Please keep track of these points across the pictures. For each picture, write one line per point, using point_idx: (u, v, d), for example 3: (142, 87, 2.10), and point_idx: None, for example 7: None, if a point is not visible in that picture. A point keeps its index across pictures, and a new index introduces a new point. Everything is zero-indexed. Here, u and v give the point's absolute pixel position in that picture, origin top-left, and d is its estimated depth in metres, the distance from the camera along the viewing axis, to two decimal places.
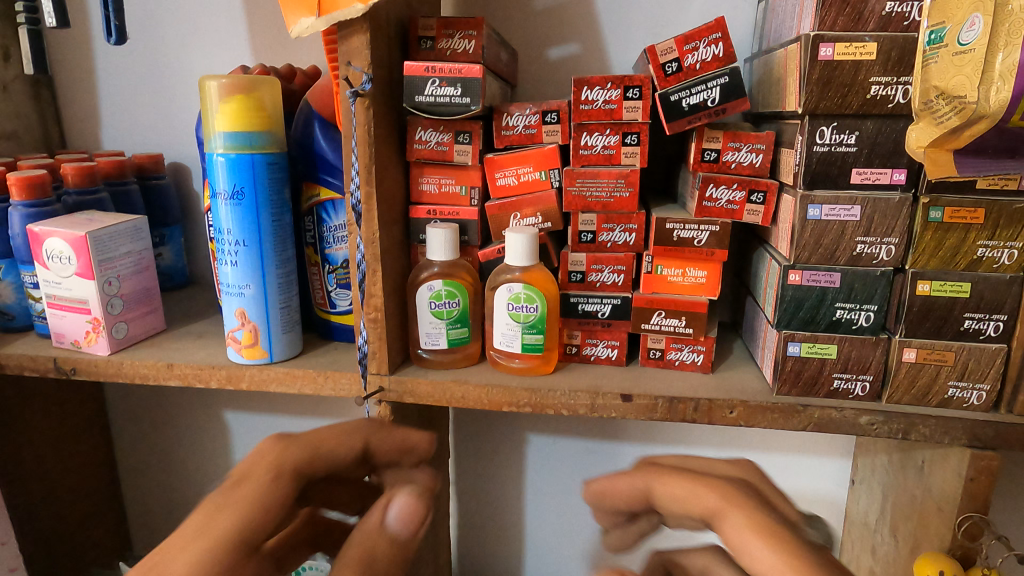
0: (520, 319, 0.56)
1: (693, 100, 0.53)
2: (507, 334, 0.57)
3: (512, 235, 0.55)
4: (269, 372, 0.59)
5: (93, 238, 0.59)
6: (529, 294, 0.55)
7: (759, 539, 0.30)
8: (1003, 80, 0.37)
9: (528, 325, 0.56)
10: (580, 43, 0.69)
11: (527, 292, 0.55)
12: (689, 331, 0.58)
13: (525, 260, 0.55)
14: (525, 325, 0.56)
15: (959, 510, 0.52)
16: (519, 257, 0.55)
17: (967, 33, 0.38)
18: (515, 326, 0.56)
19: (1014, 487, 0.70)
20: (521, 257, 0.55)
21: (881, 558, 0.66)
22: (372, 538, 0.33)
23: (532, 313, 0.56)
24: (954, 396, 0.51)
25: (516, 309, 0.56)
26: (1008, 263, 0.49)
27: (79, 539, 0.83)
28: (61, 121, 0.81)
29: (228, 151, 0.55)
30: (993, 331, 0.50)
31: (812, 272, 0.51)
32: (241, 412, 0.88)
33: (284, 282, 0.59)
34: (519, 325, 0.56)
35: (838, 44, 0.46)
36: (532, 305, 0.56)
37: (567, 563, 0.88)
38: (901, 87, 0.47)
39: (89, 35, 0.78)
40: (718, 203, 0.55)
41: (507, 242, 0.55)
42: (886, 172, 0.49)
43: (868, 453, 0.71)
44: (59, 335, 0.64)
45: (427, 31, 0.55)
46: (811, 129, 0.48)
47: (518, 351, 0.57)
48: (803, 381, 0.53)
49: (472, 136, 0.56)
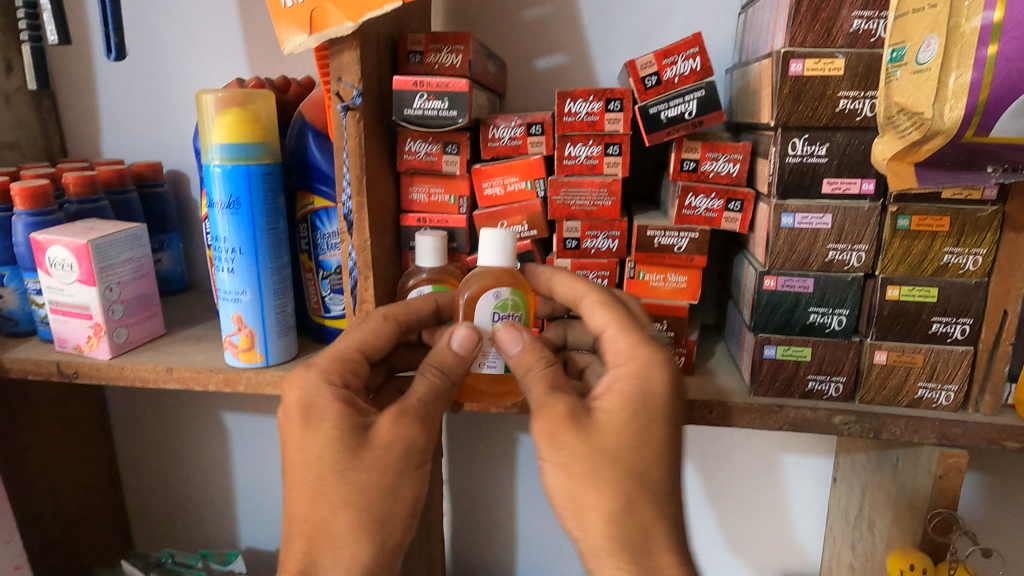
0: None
1: (671, 112, 0.55)
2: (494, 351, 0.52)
3: (492, 234, 0.51)
4: (264, 375, 0.61)
5: (94, 246, 0.61)
6: (515, 301, 0.51)
7: (601, 309, 0.50)
8: (956, 98, 0.39)
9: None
10: (567, 54, 0.71)
11: (514, 299, 0.51)
12: (671, 335, 0.60)
13: (500, 262, 0.51)
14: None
15: (930, 507, 0.54)
16: (494, 261, 0.51)
17: (923, 53, 0.40)
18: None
19: (989, 484, 0.72)
20: (495, 263, 0.51)
21: (860, 553, 0.68)
22: (441, 353, 0.49)
23: (518, 321, 0.52)
24: (923, 396, 0.54)
25: (504, 319, 0.51)
26: (973, 269, 0.51)
27: (81, 537, 0.86)
28: (61, 130, 0.83)
29: (225, 162, 0.57)
30: (960, 334, 0.52)
31: (786, 277, 0.53)
32: (239, 414, 0.90)
33: (279, 288, 0.61)
34: None
35: (808, 60, 0.48)
36: (519, 313, 0.51)
37: (557, 558, 0.90)
38: (868, 101, 0.49)
39: (89, 47, 0.80)
40: (697, 211, 0.57)
41: (484, 243, 0.52)
42: (856, 182, 0.51)
43: (848, 450, 0.73)
44: (62, 340, 0.66)
45: (416, 46, 0.57)
46: (784, 141, 0.50)
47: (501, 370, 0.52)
48: (779, 382, 0.55)
49: (459, 147, 0.58)
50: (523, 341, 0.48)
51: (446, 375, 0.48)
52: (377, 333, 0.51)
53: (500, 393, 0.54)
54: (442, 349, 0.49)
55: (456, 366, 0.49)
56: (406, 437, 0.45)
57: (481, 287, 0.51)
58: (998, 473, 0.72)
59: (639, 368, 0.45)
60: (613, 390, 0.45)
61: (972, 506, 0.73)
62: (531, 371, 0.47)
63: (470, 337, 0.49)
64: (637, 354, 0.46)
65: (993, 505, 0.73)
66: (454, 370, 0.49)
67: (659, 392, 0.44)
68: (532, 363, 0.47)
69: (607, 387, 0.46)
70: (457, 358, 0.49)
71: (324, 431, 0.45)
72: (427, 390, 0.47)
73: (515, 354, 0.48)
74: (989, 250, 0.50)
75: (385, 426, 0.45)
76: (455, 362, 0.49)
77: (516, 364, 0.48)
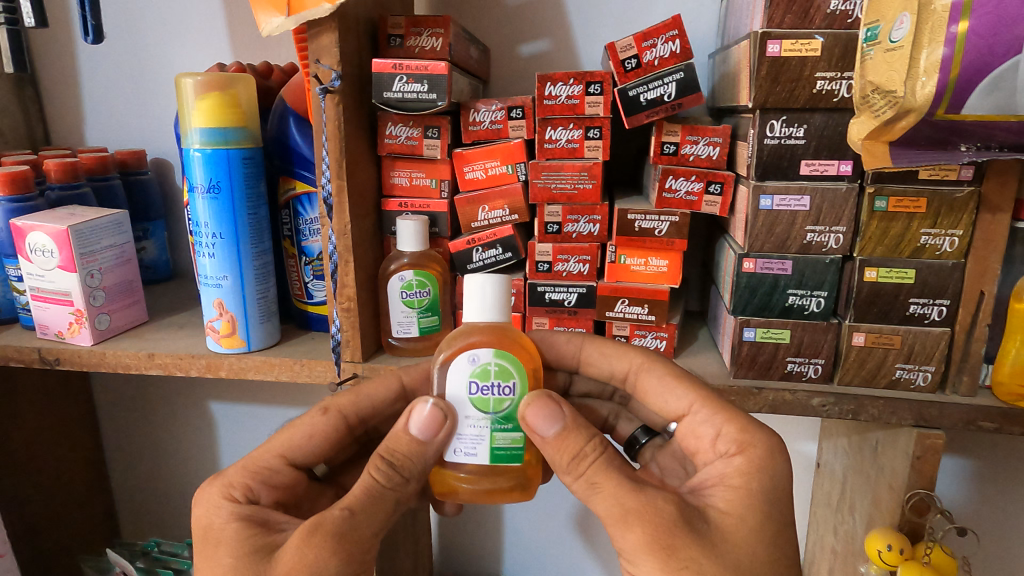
0: (488, 406, 0.44)
1: (651, 95, 0.55)
2: (471, 436, 0.45)
3: (478, 279, 0.46)
4: (246, 361, 0.61)
5: (75, 232, 0.61)
6: (500, 368, 0.44)
7: (678, 385, 0.49)
8: (928, 75, 0.39)
9: (500, 415, 0.44)
10: (551, 40, 0.71)
11: (498, 365, 0.44)
12: (652, 319, 0.60)
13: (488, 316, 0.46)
14: (496, 416, 0.44)
15: (908, 487, 0.54)
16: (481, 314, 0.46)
17: (896, 31, 0.40)
18: (482, 420, 0.45)
19: (967, 466, 0.73)
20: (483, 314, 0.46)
21: (841, 536, 0.68)
22: (395, 437, 0.44)
23: (506, 397, 0.45)
24: (901, 377, 0.54)
25: (482, 391, 0.44)
26: (950, 250, 0.51)
27: (67, 525, 0.86)
28: (44, 117, 0.83)
29: (204, 147, 0.57)
30: (937, 315, 0.52)
31: (765, 260, 0.54)
32: (225, 402, 0.90)
33: (261, 273, 0.61)
34: (488, 414, 0.44)
35: (784, 41, 0.48)
36: (505, 383, 0.44)
37: (543, 545, 0.91)
38: (845, 82, 0.49)
39: (71, 33, 0.80)
40: (677, 194, 0.57)
41: (471, 290, 0.46)
42: (834, 163, 0.51)
43: (831, 436, 0.74)
44: (43, 327, 0.65)
45: (396, 29, 0.57)
46: (762, 122, 0.51)
47: (483, 460, 0.45)
48: (759, 364, 0.56)
49: (440, 131, 0.58)
50: (561, 420, 0.43)
51: (394, 468, 0.43)
52: (312, 430, 0.51)
53: (488, 488, 0.46)
54: (399, 434, 0.44)
55: (411, 454, 0.44)
56: (310, 563, 0.38)
57: (457, 348, 0.45)
58: (977, 456, 0.72)
59: (756, 460, 0.42)
60: (728, 486, 0.41)
61: (950, 489, 0.74)
62: (584, 459, 0.42)
63: (432, 420, 0.44)
64: (753, 445, 0.43)
65: (971, 487, 0.74)
66: (404, 463, 0.44)
67: (782, 485, 0.42)
68: (582, 448, 0.42)
69: (718, 480, 0.42)
70: (414, 443, 0.44)
71: (220, 560, 0.41)
72: (364, 489, 0.42)
73: (553, 436, 0.43)
74: (965, 231, 0.50)
75: (290, 550, 0.39)
76: (410, 446, 0.44)
77: (555, 448, 0.43)
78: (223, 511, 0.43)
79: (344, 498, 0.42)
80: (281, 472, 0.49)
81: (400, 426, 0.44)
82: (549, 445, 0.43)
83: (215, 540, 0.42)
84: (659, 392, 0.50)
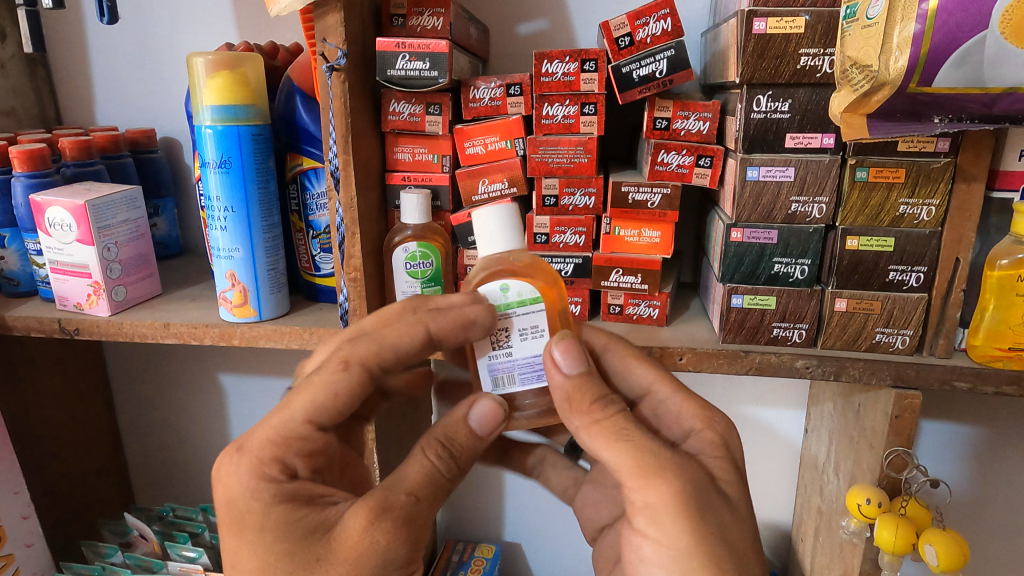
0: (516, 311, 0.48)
1: (643, 71, 0.58)
2: (531, 368, 0.47)
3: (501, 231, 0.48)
4: (258, 329, 0.64)
5: (92, 207, 0.63)
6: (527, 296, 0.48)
7: (639, 364, 0.50)
8: (900, 50, 0.42)
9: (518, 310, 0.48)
10: (547, 20, 0.73)
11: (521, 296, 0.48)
12: (645, 288, 0.62)
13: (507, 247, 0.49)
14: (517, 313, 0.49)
15: (886, 446, 0.57)
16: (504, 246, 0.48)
17: (872, 8, 0.43)
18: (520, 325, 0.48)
19: (947, 425, 0.77)
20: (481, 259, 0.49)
21: (828, 495, 0.71)
22: (456, 425, 0.46)
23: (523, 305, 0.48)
24: (881, 341, 0.56)
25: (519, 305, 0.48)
26: (927, 219, 0.54)
27: (85, 490, 0.89)
28: (56, 98, 0.85)
29: (216, 123, 0.59)
30: (915, 281, 0.55)
31: (752, 229, 0.56)
32: (234, 374, 0.93)
33: (271, 246, 0.64)
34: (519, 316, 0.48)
35: (770, 19, 0.51)
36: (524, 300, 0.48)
37: (544, 510, 0.94)
38: (827, 58, 0.51)
39: (80, 15, 0.82)
40: (669, 167, 0.60)
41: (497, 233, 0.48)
42: (817, 137, 0.53)
43: (819, 401, 0.77)
44: (63, 299, 0.68)
45: (399, 9, 0.59)
46: (749, 97, 0.53)
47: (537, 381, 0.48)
48: (746, 330, 0.58)
49: (441, 108, 0.61)
50: (584, 365, 0.45)
51: (452, 457, 0.46)
52: (335, 389, 0.44)
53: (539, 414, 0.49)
54: (459, 422, 0.46)
55: (468, 445, 0.46)
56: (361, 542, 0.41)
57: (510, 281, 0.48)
58: (957, 419, 0.76)
59: None
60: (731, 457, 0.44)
61: (931, 453, 0.78)
62: (605, 404, 0.44)
63: (492, 416, 0.46)
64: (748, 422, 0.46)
65: (950, 451, 0.78)
66: (460, 451, 0.46)
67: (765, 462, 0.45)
68: (604, 395, 0.44)
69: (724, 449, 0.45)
70: (472, 433, 0.46)
71: None
72: (426, 475, 0.44)
73: (578, 376, 0.44)
74: (942, 201, 0.53)
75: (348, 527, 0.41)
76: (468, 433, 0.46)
77: (579, 387, 0.44)
78: (240, 467, 0.43)
79: (407, 483, 0.43)
80: (312, 438, 0.44)
81: (460, 414, 0.47)
82: (570, 383, 0.44)
83: (230, 512, 0.42)
84: (623, 371, 0.51)
